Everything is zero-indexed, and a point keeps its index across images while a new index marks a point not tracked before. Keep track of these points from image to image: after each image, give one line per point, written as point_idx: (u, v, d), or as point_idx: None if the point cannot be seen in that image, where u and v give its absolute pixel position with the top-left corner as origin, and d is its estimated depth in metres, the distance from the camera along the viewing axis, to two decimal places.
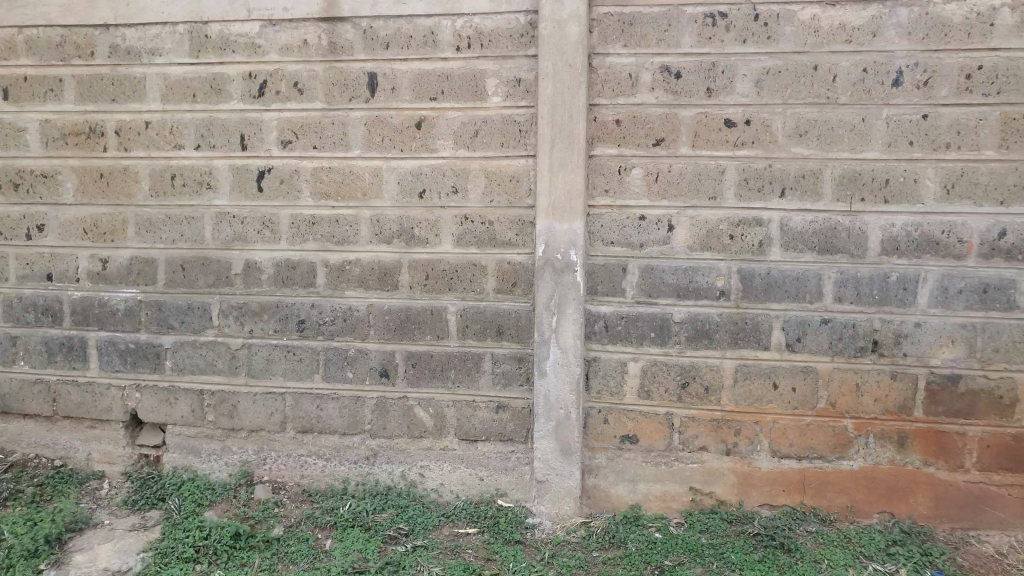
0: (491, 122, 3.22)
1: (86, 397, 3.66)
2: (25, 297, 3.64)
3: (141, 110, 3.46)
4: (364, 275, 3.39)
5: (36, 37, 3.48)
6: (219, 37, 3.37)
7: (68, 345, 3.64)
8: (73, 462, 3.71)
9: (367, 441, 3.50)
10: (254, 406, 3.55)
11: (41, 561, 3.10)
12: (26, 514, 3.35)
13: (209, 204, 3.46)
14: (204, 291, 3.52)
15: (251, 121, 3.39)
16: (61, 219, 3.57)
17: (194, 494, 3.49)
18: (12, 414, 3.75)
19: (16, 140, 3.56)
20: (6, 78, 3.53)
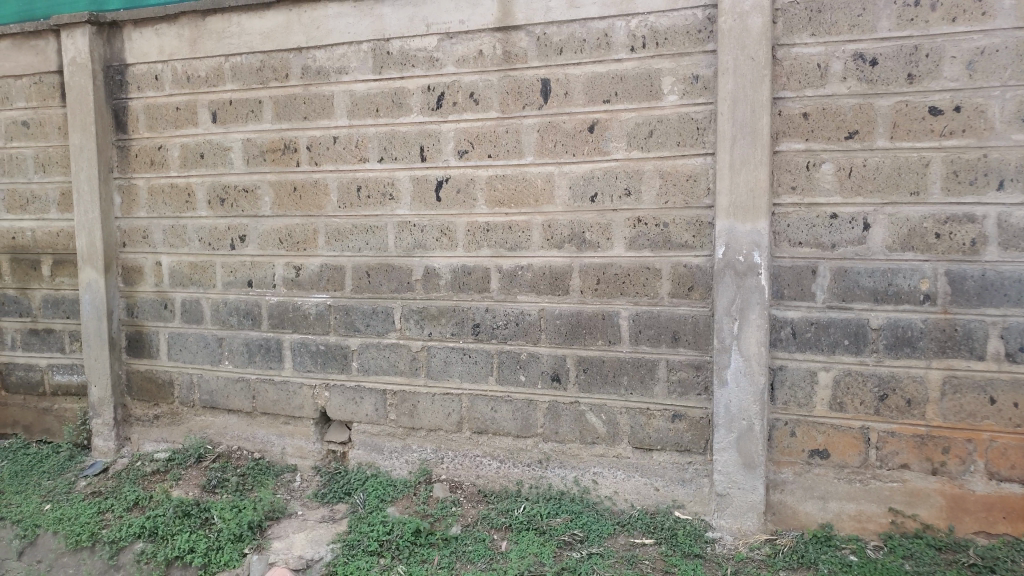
0: (667, 121, 3.13)
1: (281, 395, 3.94)
2: (231, 302, 3.97)
3: (331, 126, 3.68)
4: (536, 279, 3.41)
5: (240, 64, 3.80)
6: (400, 53, 3.52)
7: (266, 346, 3.94)
8: (269, 455, 4.00)
9: (540, 445, 3.50)
10: (432, 406, 3.67)
11: (245, 545, 3.41)
12: (232, 501, 3.67)
13: (391, 214, 3.62)
14: (387, 296, 3.68)
15: (430, 133, 3.51)
16: (260, 230, 3.87)
17: (378, 490, 3.65)
18: (218, 409, 4.10)
19: (223, 159, 3.90)
20: (215, 102, 3.88)
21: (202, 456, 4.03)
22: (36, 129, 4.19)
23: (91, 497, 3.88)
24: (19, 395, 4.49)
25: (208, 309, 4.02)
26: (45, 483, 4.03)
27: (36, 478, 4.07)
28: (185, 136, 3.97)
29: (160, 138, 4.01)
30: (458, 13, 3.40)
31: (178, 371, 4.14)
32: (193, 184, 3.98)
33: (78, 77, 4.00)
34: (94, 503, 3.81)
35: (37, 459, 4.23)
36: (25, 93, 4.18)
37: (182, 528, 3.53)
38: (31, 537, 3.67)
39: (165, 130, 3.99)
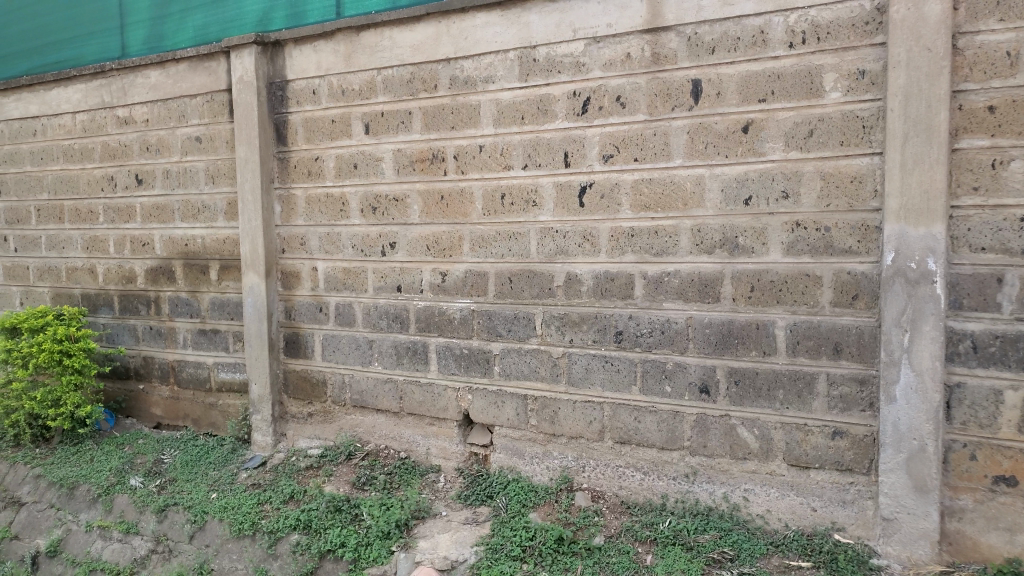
0: (829, 119, 2.96)
1: (427, 396, 4.04)
2: (380, 306, 4.12)
3: (477, 135, 3.74)
4: (684, 286, 3.31)
5: (392, 77, 3.94)
6: (546, 59, 3.53)
7: (412, 349, 4.05)
8: (415, 455, 4.11)
9: (686, 458, 3.39)
10: (574, 413, 3.63)
11: (393, 542, 3.52)
12: (381, 499, 3.79)
13: (534, 220, 3.63)
14: (530, 301, 3.69)
15: (575, 138, 3.49)
16: (409, 238, 3.99)
17: (520, 495, 3.65)
18: (367, 408, 4.26)
19: (374, 169, 4.06)
20: (368, 114, 4.04)
21: (352, 453, 4.20)
22: (208, 143, 4.52)
23: (252, 488, 4.13)
24: (189, 390, 4.85)
25: (359, 312, 4.19)
26: (212, 473, 4.32)
27: (204, 468, 4.38)
28: (340, 147, 4.15)
29: (317, 150, 4.22)
30: (605, 16, 3.36)
31: (330, 372, 4.33)
32: (347, 194, 4.16)
33: (245, 95, 4.28)
34: (254, 494, 4.05)
35: (205, 450, 4.56)
36: (199, 111, 4.53)
37: (334, 522, 3.69)
38: (200, 522, 3.95)
39: (322, 142, 4.20)
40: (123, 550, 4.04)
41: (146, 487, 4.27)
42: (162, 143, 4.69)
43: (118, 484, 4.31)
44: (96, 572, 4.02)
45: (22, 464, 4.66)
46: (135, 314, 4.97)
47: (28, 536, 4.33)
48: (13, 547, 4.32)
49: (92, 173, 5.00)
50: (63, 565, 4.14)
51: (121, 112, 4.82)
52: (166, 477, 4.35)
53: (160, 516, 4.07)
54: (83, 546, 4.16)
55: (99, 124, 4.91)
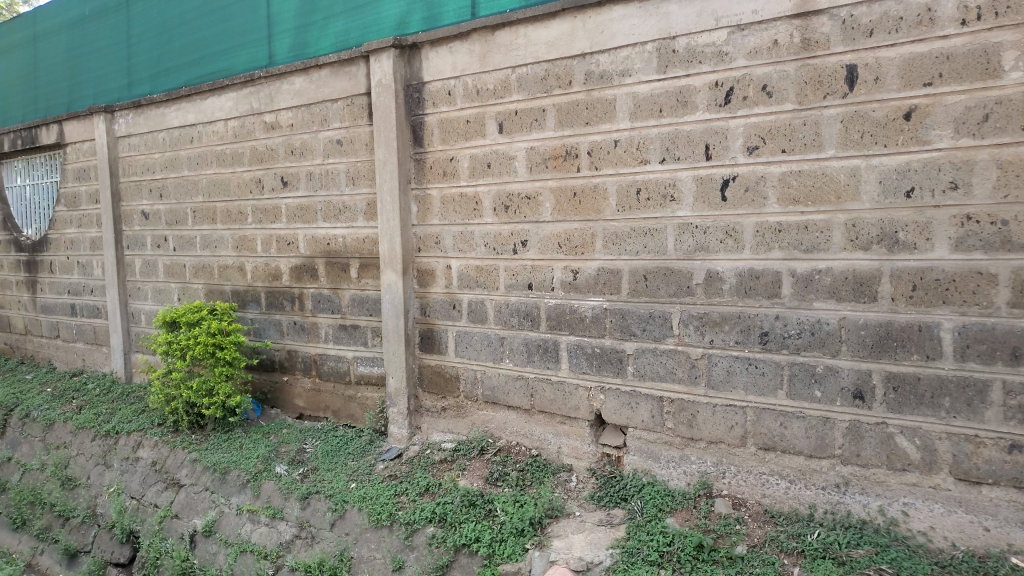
0: (1007, 102, 2.71)
1: (558, 395, 4.01)
2: (512, 304, 4.13)
3: (613, 129, 3.67)
4: (836, 285, 3.12)
5: (526, 75, 3.94)
6: (687, 50, 3.42)
7: (544, 347, 4.04)
8: (546, 453, 4.10)
9: (838, 467, 3.20)
10: (714, 417, 3.50)
11: (527, 540, 3.51)
12: (514, 496, 3.81)
13: (672, 216, 3.52)
14: (667, 300, 3.58)
15: (717, 130, 3.36)
16: (541, 235, 3.97)
17: (656, 499, 3.56)
18: (498, 404, 4.28)
19: (508, 167, 4.07)
20: (503, 113, 4.05)
21: (484, 449, 4.24)
22: (348, 146, 4.69)
23: (388, 479, 4.25)
24: (329, 382, 5.05)
25: (492, 310, 4.22)
26: (351, 463, 4.48)
27: (343, 458, 4.54)
28: (474, 146, 4.20)
29: (452, 150, 4.29)
30: (750, 3, 3.22)
31: (464, 368, 4.39)
32: (480, 193, 4.19)
33: (384, 97, 4.41)
34: (391, 485, 4.16)
35: (344, 441, 4.73)
36: (340, 114, 4.70)
37: (469, 517, 3.73)
38: (341, 510, 4.10)
39: (457, 142, 4.26)
40: (270, 534, 4.25)
41: (290, 474, 4.49)
42: (306, 146, 4.91)
43: (265, 471, 4.55)
44: (246, 553, 4.25)
45: (181, 449, 5.01)
46: (280, 310, 5.23)
47: (186, 515, 4.67)
48: (174, 525, 4.67)
49: (242, 176, 5.30)
50: (217, 544, 4.42)
51: (268, 117, 5.08)
52: (308, 466, 4.55)
53: (303, 503, 4.26)
54: (234, 528, 4.42)
55: (248, 130, 5.20)
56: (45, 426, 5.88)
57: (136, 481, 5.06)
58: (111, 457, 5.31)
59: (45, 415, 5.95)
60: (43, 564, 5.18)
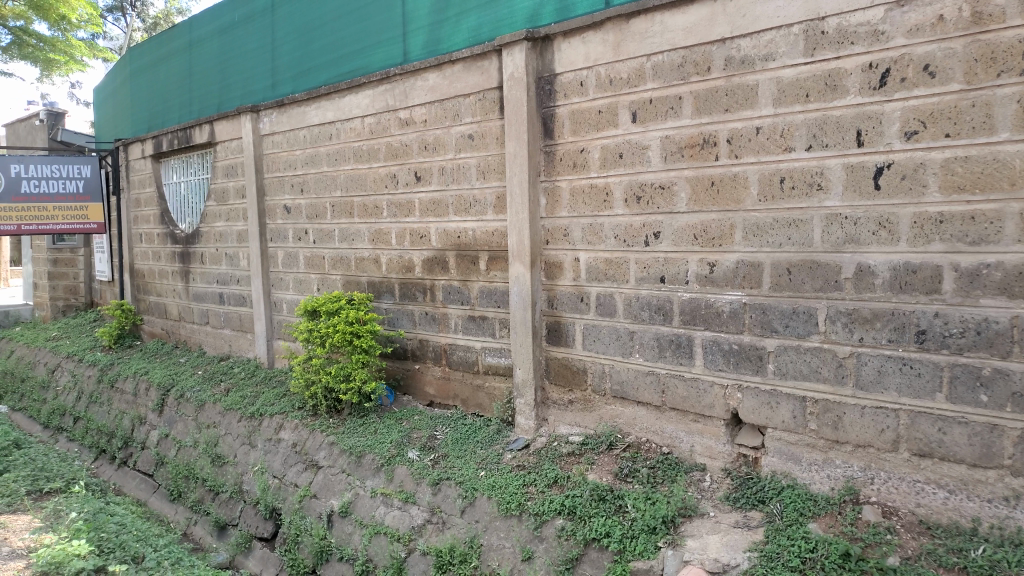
0: None
1: (691, 392, 3.91)
2: (642, 297, 4.06)
3: (754, 117, 3.53)
4: (1007, 280, 2.87)
5: (662, 63, 3.85)
6: (837, 31, 3.23)
7: (677, 342, 3.94)
8: (678, 451, 4.00)
9: (1006, 479, 2.94)
10: (862, 419, 3.30)
11: (659, 538, 3.44)
12: (645, 493, 3.74)
13: (819, 206, 3.34)
14: (811, 295, 3.41)
15: (870, 115, 3.16)
16: (675, 227, 3.87)
17: (797, 503, 3.38)
18: (627, 400, 4.22)
19: (641, 158, 3.99)
20: (636, 102, 3.98)
21: (613, 444, 4.18)
22: (479, 140, 4.75)
23: (517, 470, 4.27)
24: (459, 371, 5.15)
25: (621, 303, 4.16)
26: (480, 451, 4.55)
27: (472, 446, 4.62)
28: (606, 137, 4.14)
29: (583, 141, 4.25)
30: None
31: (592, 361, 4.35)
32: (611, 184, 4.13)
33: (516, 90, 4.43)
34: (520, 476, 4.19)
35: (472, 429, 4.80)
36: (472, 109, 4.77)
37: (598, 511, 3.70)
38: (471, 498, 4.17)
39: (588, 134, 4.22)
40: (402, 517, 4.38)
41: (422, 460, 4.61)
42: (439, 142, 5.01)
43: (398, 456, 4.71)
44: (380, 535, 4.40)
45: (320, 431, 5.25)
46: (413, 301, 5.38)
47: (324, 496, 4.89)
48: (313, 505, 4.90)
49: (377, 172, 5.48)
50: (352, 525, 4.60)
51: (402, 114, 5.23)
52: (439, 452, 4.66)
53: (434, 489, 4.36)
54: (368, 510, 4.58)
55: (384, 127, 5.37)
56: (197, 406, 6.33)
57: (278, 461, 5.35)
58: (256, 437, 5.64)
59: (197, 396, 6.42)
60: (196, 534, 5.58)
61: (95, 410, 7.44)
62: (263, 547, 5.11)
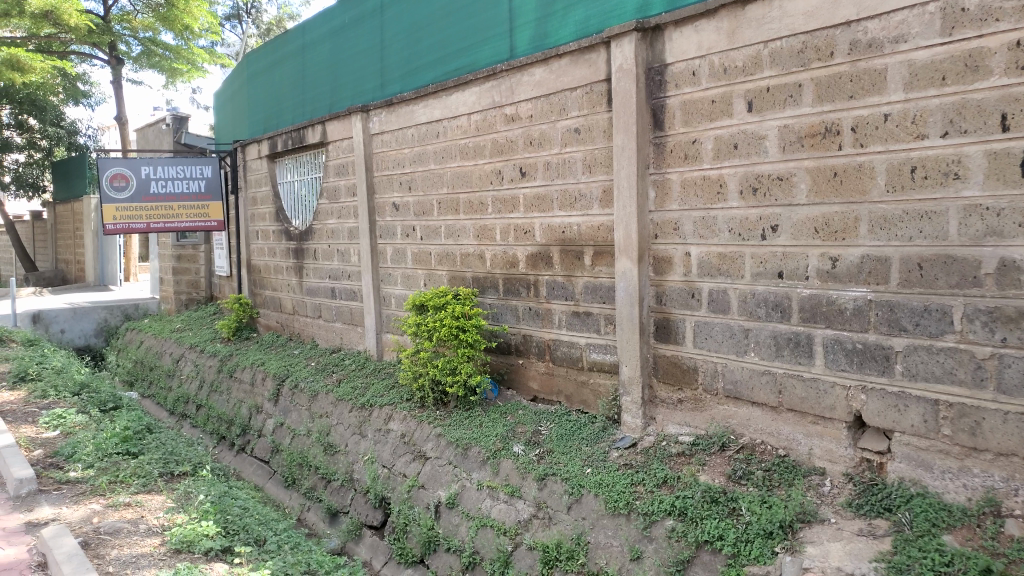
0: None
1: (810, 393, 3.74)
2: (758, 293, 3.92)
3: (881, 102, 3.33)
4: None
5: (780, 49, 3.70)
6: (979, 8, 3.01)
7: (795, 340, 3.79)
8: (795, 454, 3.83)
9: None
10: (1004, 426, 3.07)
11: (776, 543, 3.31)
12: (761, 496, 3.60)
13: (956, 196, 3.13)
14: (946, 292, 3.20)
15: (1016, 97, 2.92)
16: (794, 220, 3.72)
17: (929, 512, 3.16)
18: (741, 400, 4.08)
19: (757, 148, 3.85)
20: (752, 91, 3.84)
21: (725, 445, 4.06)
22: (586, 134, 4.70)
23: (624, 468, 4.22)
24: (563, 367, 5.12)
25: (735, 299, 4.04)
26: (585, 448, 4.51)
27: (577, 443, 4.58)
28: (719, 127, 4.02)
29: (695, 132, 4.14)
30: None
31: (703, 359, 4.24)
32: (725, 175, 4.01)
33: (625, 82, 4.36)
34: (627, 474, 4.13)
35: (578, 425, 4.77)
36: (579, 102, 4.73)
37: (710, 514, 3.59)
38: (577, 495, 4.14)
39: (700, 124, 4.11)
40: (508, 511, 4.40)
41: (527, 455, 4.62)
42: (544, 136, 5.00)
43: (504, 450, 4.74)
44: (486, 527, 4.44)
45: (427, 423, 5.36)
46: (517, 296, 5.39)
47: (431, 487, 4.97)
48: (421, 495, 5.00)
49: (483, 168, 5.52)
50: (459, 517, 4.67)
51: (508, 110, 5.25)
52: (544, 447, 4.65)
53: (540, 484, 4.36)
54: (475, 502, 4.63)
55: (490, 123, 5.41)
56: (310, 396, 6.58)
57: (387, 451, 5.49)
58: (366, 427, 5.81)
59: (310, 386, 6.67)
60: (309, 520, 5.80)
61: (216, 399, 7.86)
62: (373, 535, 5.25)
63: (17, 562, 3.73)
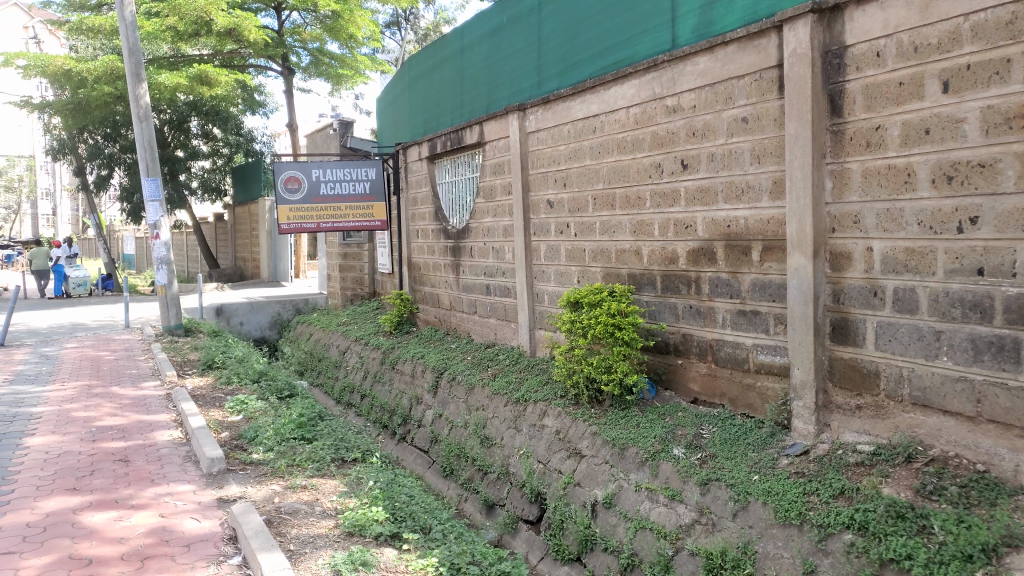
0: None
1: (1017, 403, 3.35)
2: (953, 292, 3.58)
3: None
4: None
5: (984, 22, 3.35)
6: None
7: (997, 344, 3.41)
8: (998, 470, 3.42)
9: None
10: None
11: (977, 568, 2.98)
12: (956, 514, 3.25)
13: None
14: None
15: None
16: (999, 210, 3.35)
17: None
18: (931, 408, 3.73)
19: (954, 132, 3.51)
20: (948, 70, 3.51)
21: (913, 456, 3.69)
22: (754, 123, 4.49)
23: (795, 476, 3.97)
24: (726, 368, 4.92)
25: (925, 298, 3.70)
26: (752, 454, 4.30)
27: (743, 448, 4.38)
28: (909, 111, 3.70)
29: (878, 118, 3.83)
30: None
31: (886, 363, 3.92)
32: (915, 163, 3.69)
33: (799, 68, 4.12)
34: (799, 483, 3.88)
35: (743, 430, 4.56)
36: (747, 91, 4.52)
37: (896, 530, 3.30)
38: (744, 502, 3.95)
39: (885, 109, 3.80)
40: (669, 514, 4.27)
41: (688, 458, 4.47)
42: (708, 127, 4.82)
43: (663, 451, 4.61)
44: (646, 530, 4.33)
45: (582, 421, 5.32)
46: (676, 293, 5.24)
47: (587, 485, 4.94)
48: (577, 493, 4.98)
49: (642, 162, 5.41)
50: (617, 517, 4.59)
51: (670, 101, 5.11)
52: (706, 451, 4.48)
53: (703, 488, 4.20)
54: (633, 504, 4.54)
55: (650, 116, 5.29)
56: (467, 389, 6.74)
57: (542, 446, 5.51)
58: (521, 422, 5.86)
59: (467, 380, 6.83)
60: (467, 510, 5.93)
61: (380, 389, 8.24)
62: (529, 529, 5.28)
63: (212, 534, 4.07)
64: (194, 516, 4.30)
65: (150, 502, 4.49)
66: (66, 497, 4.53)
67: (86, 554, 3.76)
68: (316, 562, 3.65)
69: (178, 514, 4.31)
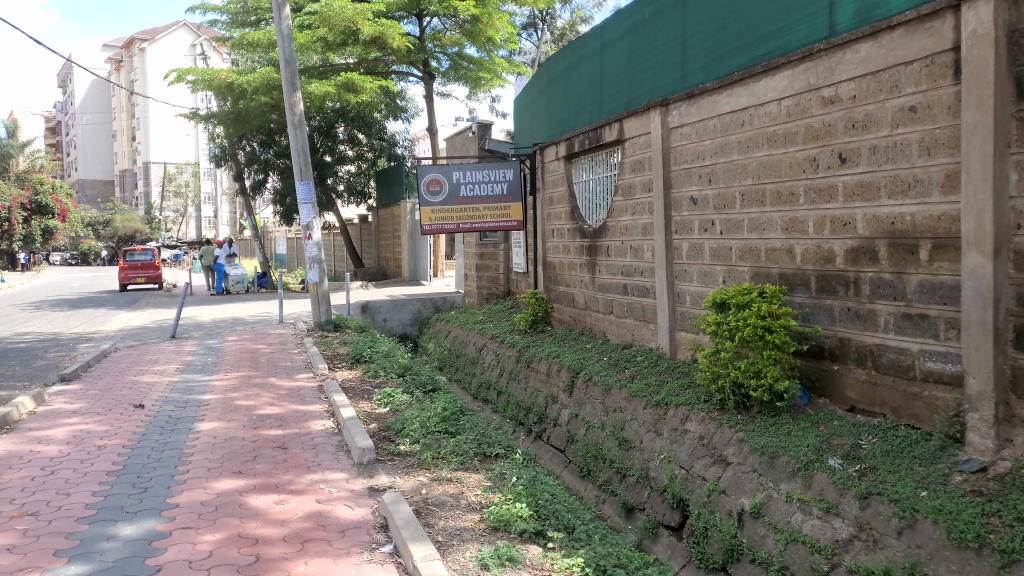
0: None
1: None
2: None
3: None
4: None
5: None
6: None
7: None
8: None
9: None
10: None
11: None
12: None
13: None
14: None
15: None
16: None
17: None
18: None
19: None
20: None
21: None
22: (924, 112, 4.17)
23: (971, 494, 3.63)
24: (889, 376, 4.60)
25: None
26: (918, 469, 3.96)
27: (908, 461, 4.05)
28: None
29: None
30: None
31: None
32: None
33: (978, 50, 3.80)
34: (977, 503, 3.54)
35: (909, 443, 4.22)
36: (915, 77, 4.21)
37: None
38: (910, 519, 3.66)
39: None
40: (824, 528, 4.03)
41: (846, 469, 4.20)
42: (870, 118, 4.52)
43: (818, 462, 4.36)
44: (797, 542, 4.11)
45: (728, 427, 5.14)
46: (833, 295, 4.95)
47: (733, 493, 4.75)
48: (722, 501, 4.80)
49: (795, 156, 5.16)
50: (766, 528, 4.39)
51: (827, 92, 4.85)
52: (866, 463, 4.19)
53: (863, 503, 3.93)
54: (783, 515, 4.32)
55: (804, 108, 5.04)
56: (604, 390, 6.67)
57: (684, 451, 5.37)
58: (661, 425, 5.73)
59: (604, 380, 6.76)
60: (605, 512, 5.87)
61: (516, 387, 8.34)
62: (670, 536, 5.16)
63: (364, 521, 4.25)
64: (348, 503, 4.50)
65: (307, 488, 4.74)
66: (234, 479, 4.88)
67: (253, 534, 4.02)
68: (464, 554, 3.72)
69: (333, 501, 4.54)
